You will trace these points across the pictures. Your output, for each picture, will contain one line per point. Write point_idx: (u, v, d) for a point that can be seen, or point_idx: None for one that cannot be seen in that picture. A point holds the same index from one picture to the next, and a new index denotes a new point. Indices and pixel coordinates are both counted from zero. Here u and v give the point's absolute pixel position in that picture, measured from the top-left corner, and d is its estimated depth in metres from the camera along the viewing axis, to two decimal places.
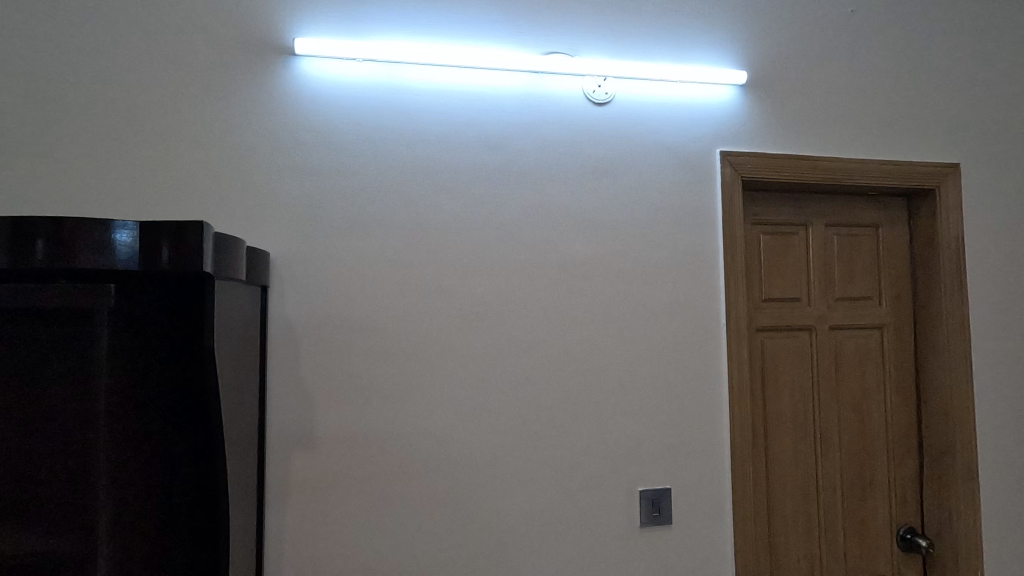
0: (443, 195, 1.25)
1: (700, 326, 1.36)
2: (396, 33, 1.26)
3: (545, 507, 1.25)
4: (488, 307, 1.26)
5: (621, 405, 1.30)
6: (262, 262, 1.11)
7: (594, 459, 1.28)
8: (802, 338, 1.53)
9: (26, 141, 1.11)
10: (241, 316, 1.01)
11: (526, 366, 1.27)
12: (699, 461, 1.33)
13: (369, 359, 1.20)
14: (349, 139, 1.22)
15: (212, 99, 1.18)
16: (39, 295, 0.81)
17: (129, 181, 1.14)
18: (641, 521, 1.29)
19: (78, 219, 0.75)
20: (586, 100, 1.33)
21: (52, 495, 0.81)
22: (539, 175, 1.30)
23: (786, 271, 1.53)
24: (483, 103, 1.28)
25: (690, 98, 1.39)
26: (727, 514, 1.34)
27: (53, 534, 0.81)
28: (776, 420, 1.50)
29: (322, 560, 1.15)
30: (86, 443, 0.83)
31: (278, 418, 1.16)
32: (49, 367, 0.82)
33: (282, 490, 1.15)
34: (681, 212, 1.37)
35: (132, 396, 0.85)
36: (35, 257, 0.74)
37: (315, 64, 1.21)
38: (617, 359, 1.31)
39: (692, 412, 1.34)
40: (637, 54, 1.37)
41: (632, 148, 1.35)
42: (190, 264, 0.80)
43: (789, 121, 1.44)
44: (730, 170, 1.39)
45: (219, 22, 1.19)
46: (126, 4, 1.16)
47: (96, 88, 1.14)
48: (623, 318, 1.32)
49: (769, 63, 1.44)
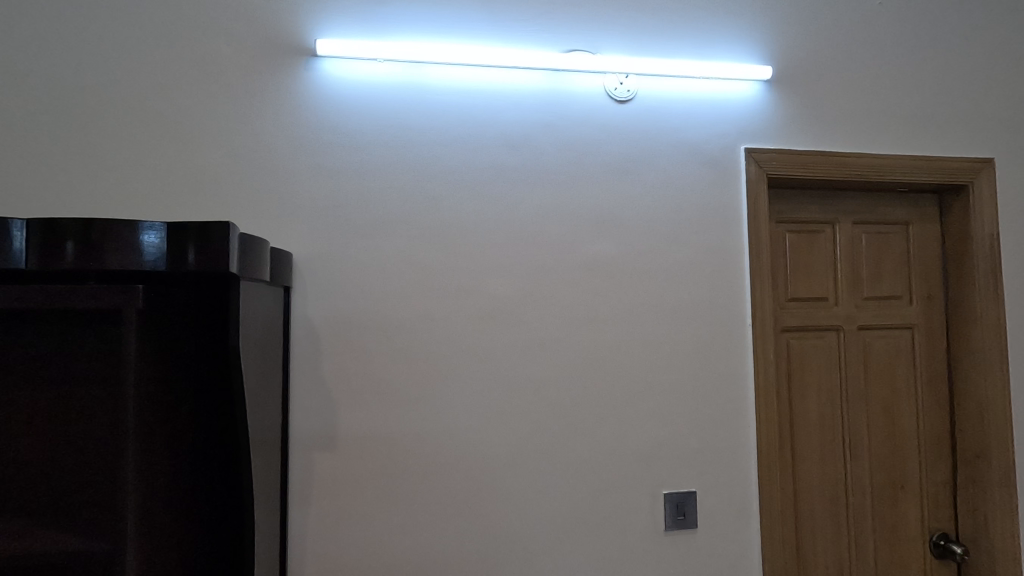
0: (464, 195, 1.25)
1: (725, 326, 1.33)
2: (416, 33, 1.25)
3: (568, 509, 1.24)
4: (509, 308, 1.25)
5: (645, 406, 1.28)
6: (285, 263, 1.11)
7: (617, 461, 1.26)
8: (830, 339, 1.49)
9: (55, 145, 1.13)
10: (264, 316, 1.02)
11: (548, 367, 1.25)
12: (725, 464, 1.31)
13: (391, 360, 1.20)
14: (370, 139, 1.22)
15: (235, 101, 1.19)
16: (68, 296, 0.81)
17: (155, 184, 1.15)
18: (666, 525, 1.27)
19: (107, 221, 0.75)
20: (608, 98, 1.32)
21: (83, 494, 0.82)
22: (561, 174, 1.29)
23: (813, 270, 1.49)
24: (504, 102, 1.27)
25: (713, 95, 1.36)
26: (754, 518, 1.31)
27: (84, 532, 0.82)
28: (804, 423, 1.46)
29: (345, 561, 1.15)
30: (115, 443, 0.83)
31: (301, 418, 1.16)
32: (79, 367, 0.83)
33: (305, 490, 1.15)
34: (705, 211, 1.35)
35: (159, 396, 0.86)
36: (65, 258, 0.75)
37: (336, 65, 1.21)
38: (640, 360, 1.29)
39: (717, 414, 1.31)
40: (659, 51, 1.35)
41: (655, 145, 1.33)
42: (216, 265, 0.80)
43: (816, 117, 1.41)
44: (755, 167, 1.37)
45: (241, 24, 1.19)
46: (151, 8, 1.17)
47: (123, 92, 1.16)
48: (646, 319, 1.30)
49: (794, 57, 1.41)
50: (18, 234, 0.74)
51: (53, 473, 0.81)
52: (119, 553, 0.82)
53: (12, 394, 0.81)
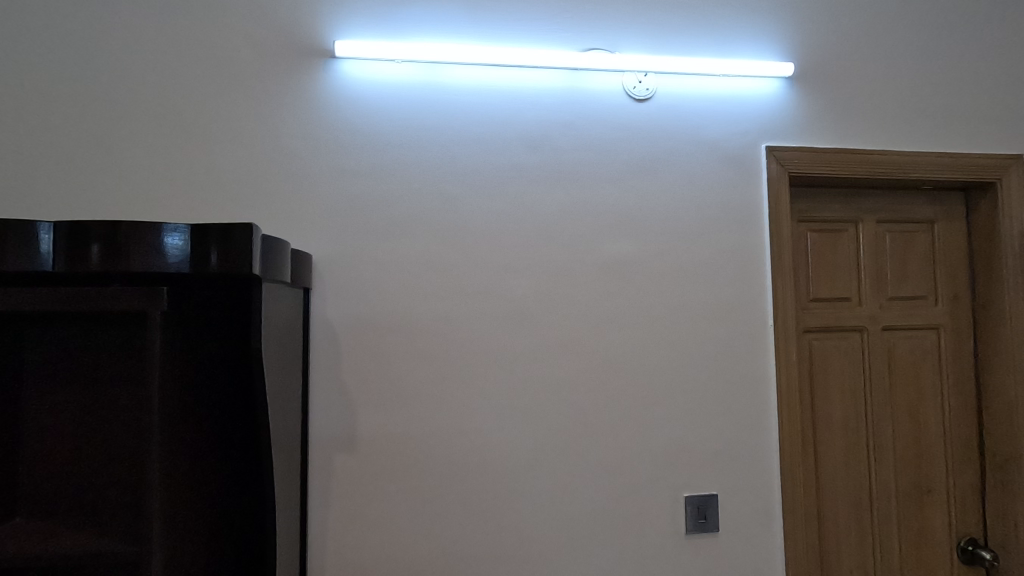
0: (482, 195, 1.24)
1: (747, 327, 1.31)
2: (434, 33, 1.25)
3: (588, 512, 1.22)
4: (528, 309, 1.24)
5: (665, 408, 1.27)
6: (305, 264, 1.11)
7: (637, 464, 1.25)
8: (854, 339, 1.47)
9: (79, 148, 1.14)
10: (285, 317, 1.02)
11: (568, 368, 1.24)
12: (747, 467, 1.29)
13: (410, 361, 1.20)
14: (389, 140, 1.22)
15: (254, 103, 1.19)
16: (95, 298, 0.80)
17: (177, 187, 1.16)
18: (687, 528, 1.25)
19: (131, 223, 0.76)
20: (626, 96, 1.30)
21: (107, 494, 0.82)
22: (579, 174, 1.27)
23: (835, 270, 1.47)
24: (522, 101, 1.26)
25: (733, 92, 1.34)
26: (777, 521, 1.29)
27: (108, 533, 0.82)
28: (827, 424, 1.44)
29: (364, 562, 1.15)
30: (139, 444, 0.83)
31: (321, 419, 1.16)
32: (105, 369, 0.84)
33: (324, 492, 1.15)
34: (726, 211, 1.33)
35: (182, 397, 0.85)
36: (91, 261, 0.75)
37: (354, 66, 1.21)
38: (660, 361, 1.27)
39: (739, 416, 1.29)
40: (678, 49, 1.34)
41: (675, 144, 1.31)
42: (239, 266, 0.80)
43: (838, 114, 1.39)
44: (776, 166, 1.35)
45: (260, 26, 1.20)
46: (172, 11, 1.18)
47: (145, 95, 1.17)
48: (667, 319, 1.28)
49: (816, 53, 1.39)
50: (46, 236, 0.75)
51: (83, 474, 0.82)
52: None
53: (43, 395, 0.82)
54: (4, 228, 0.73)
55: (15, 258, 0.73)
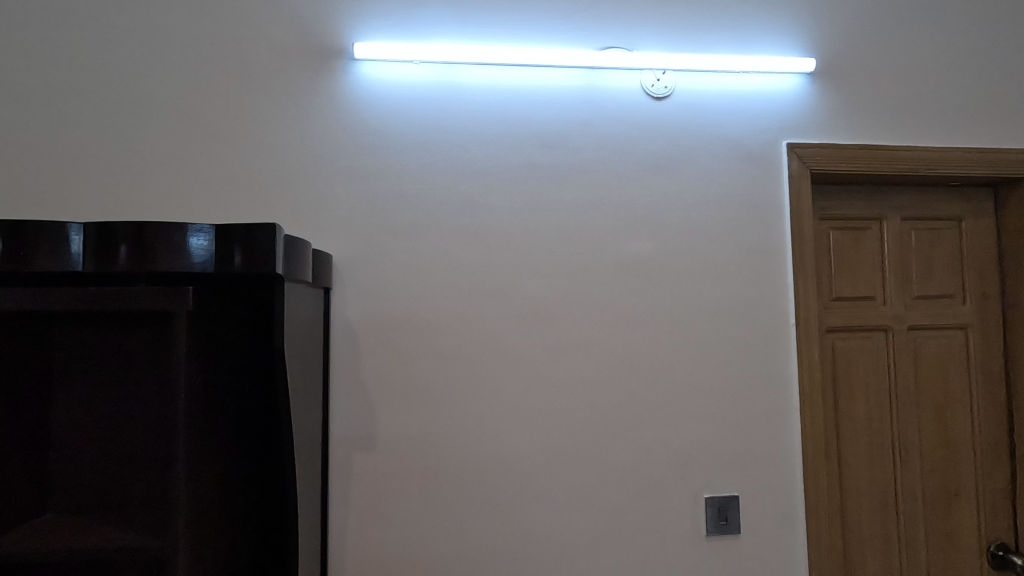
0: (500, 195, 1.24)
1: (768, 326, 1.30)
2: (451, 34, 1.25)
3: (607, 513, 1.22)
4: (546, 308, 1.24)
5: (685, 408, 1.26)
6: (325, 264, 1.13)
7: (657, 464, 1.24)
8: (878, 339, 1.44)
9: (105, 153, 1.17)
10: (306, 317, 1.03)
11: (586, 368, 1.24)
12: (768, 468, 1.27)
13: (429, 360, 1.20)
14: (406, 141, 1.23)
15: (275, 106, 1.20)
16: (124, 299, 0.84)
17: (199, 190, 1.18)
18: (707, 529, 1.24)
19: (157, 224, 0.77)
20: (644, 94, 1.29)
21: (132, 491, 0.84)
22: (597, 172, 1.27)
23: (859, 269, 1.44)
24: (538, 100, 1.26)
25: (753, 89, 1.33)
26: (799, 524, 1.27)
27: (134, 528, 0.84)
28: (850, 426, 1.41)
29: (383, 561, 1.16)
30: (166, 440, 0.85)
31: (340, 419, 1.17)
32: (131, 368, 0.85)
33: (344, 490, 1.16)
34: (746, 209, 1.31)
35: (207, 396, 0.87)
36: (118, 262, 0.77)
37: (372, 68, 1.22)
38: (680, 361, 1.26)
39: (760, 417, 1.28)
40: (697, 47, 1.32)
41: (694, 142, 1.30)
42: (262, 265, 0.81)
43: (861, 109, 1.36)
44: (798, 163, 1.33)
45: (280, 29, 1.21)
46: (194, 17, 1.20)
47: (168, 100, 1.19)
48: (686, 319, 1.27)
49: (837, 48, 1.36)
50: (76, 238, 0.77)
51: (107, 470, 0.84)
52: (168, 549, 0.84)
53: (72, 393, 0.84)
54: (36, 230, 0.75)
55: (46, 259, 0.75)
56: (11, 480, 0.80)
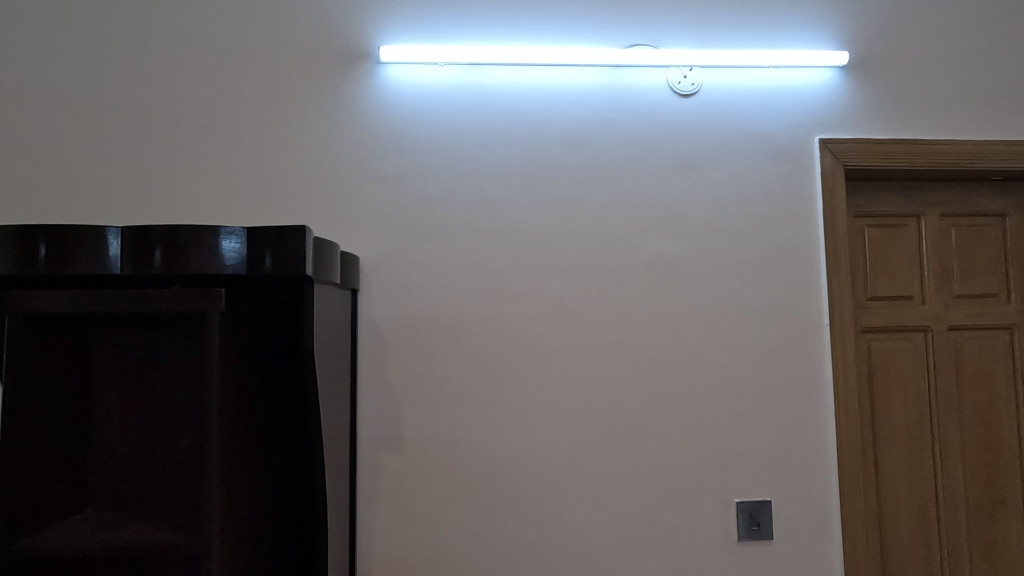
0: (525, 195, 1.23)
1: (801, 326, 1.26)
2: (476, 35, 1.25)
3: (636, 516, 1.20)
4: (572, 309, 1.22)
5: (714, 411, 1.23)
6: (353, 266, 1.14)
7: (687, 467, 1.22)
8: (916, 340, 1.39)
9: (141, 159, 1.20)
10: (334, 318, 1.04)
11: (613, 369, 1.22)
12: (802, 473, 1.24)
13: (455, 361, 1.20)
14: (431, 142, 1.23)
15: (302, 110, 1.22)
16: (158, 300, 0.83)
17: (229, 193, 1.20)
18: (739, 535, 1.21)
19: (190, 228, 0.79)
20: (671, 92, 1.28)
21: (168, 490, 0.85)
22: (623, 171, 1.25)
23: (895, 267, 1.40)
24: (563, 99, 1.26)
25: (783, 84, 1.30)
26: (835, 530, 1.23)
27: (170, 529, 0.84)
28: (888, 430, 1.37)
29: (411, 561, 1.16)
30: (200, 443, 0.84)
31: (368, 420, 1.18)
32: (167, 368, 0.87)
33: (372, 491, 1.16)
34: (777, 206, 1.28)
35: (241, 397, 0.88)
36: (153, 265, 0.79)
37: (398, 70, 1.23)
38: (709, 362, 1.24)
39: (793, 419, 1.25)
40: (724, 42, 1.30)
41: (722, 139, 1.28)
42: (292, 267, 0.82)
43: (897, 102, 1.32)
44: (830, 159, 1.29)
45: (307, 35, 1.23)
46: (224, 25, 1.23)
47: (199, 107, 1.21)
48: (715, 319, 1.25)
49: (871, 41, 1.32)
50: (114, 240, 0.79)
51: (142, 469, 0.85)
52: (204, 552, 0.82)
53: (108, 392, 0.86)
54: (77, 235, 0.77)
55: (85, 261, 0.77)
56: (55, 476, 0.83)
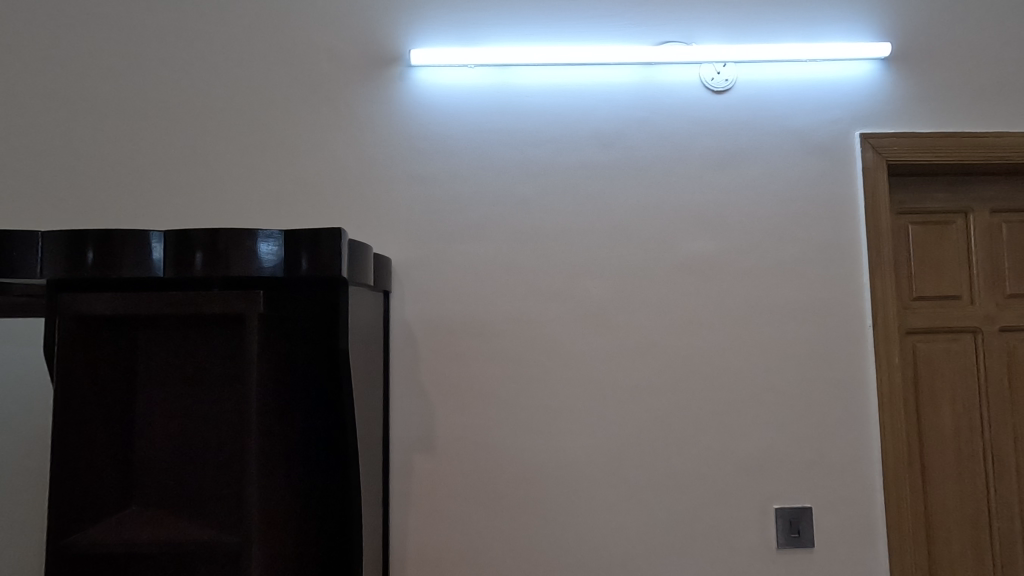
0: (556, 196, 1.23)
1: (842, 327, 1.22)
2: (506, 36, 1.25)
3: (671, 521, 1.18)
4: (604, 310, 1.21)
5: (751, 414, 1.20)
6: (385, 268, 1.15)
7: (723, 472, 1.19)
8: (965, 341, 1.33)
9: (180, 164, 1.23)
10: (367, 319, 1.05)
11: (646, 370, 1.20)
12: (844, 479, 1.19)
13: (486, 363, 1.20)
14: (462, 144, 1.23)
15: (335, 115, 1.24)
16: (200, 302, 0.85)
17: (264, 197, 1.22)
18: (778, 542, 1.18)
19: (229, 232, 0.80)
20: (704, 88, 1.25)
21: (209, 489, 0.87)
22: (656, 170, 1.23)
23: (942, 266, 1.34)
24: (594, 98, 1.24)
25: (821, 78, 1.26)
26: (880, 539, 1.18)
27: (209, 525, 0.85)
28: (935, 435, 1.31)
29: (443, 562, 1.16)
30: (240, 443, 0.85)
31: (400, 421, 1.18)
32: (208, 368, 0.89)
33: (405, 491, 1.17)
34: (816, 204, 1.24)
35: (279, 397, 0.89)
36: (194, 268, 0.80)
37: (428, 73, 1.24)
38: (745, 364, 1.21)
39: (835, 423, 1.20)
40: (759, 37, 1.27)
41: (757, 136, 1.25)
42: (328, 269, 0.83)
43: (943, 94, 1.27)
44: (872, 154, 1.25)
45: (339, 40, 1.25)
46: (259, 33, 1.25)
47: (236, 113, 1.24)
48: (751, 320, 1.22)
49: (914, 31, 1.28)
50: (157, 244, 0.81)
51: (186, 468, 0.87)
52: (244, 550, 0.82)
53: (151, 392, 0.89)
54: (123, 239, 0.79)
55: (130, 265, 0.79)
56: (101, 473, 0.85)
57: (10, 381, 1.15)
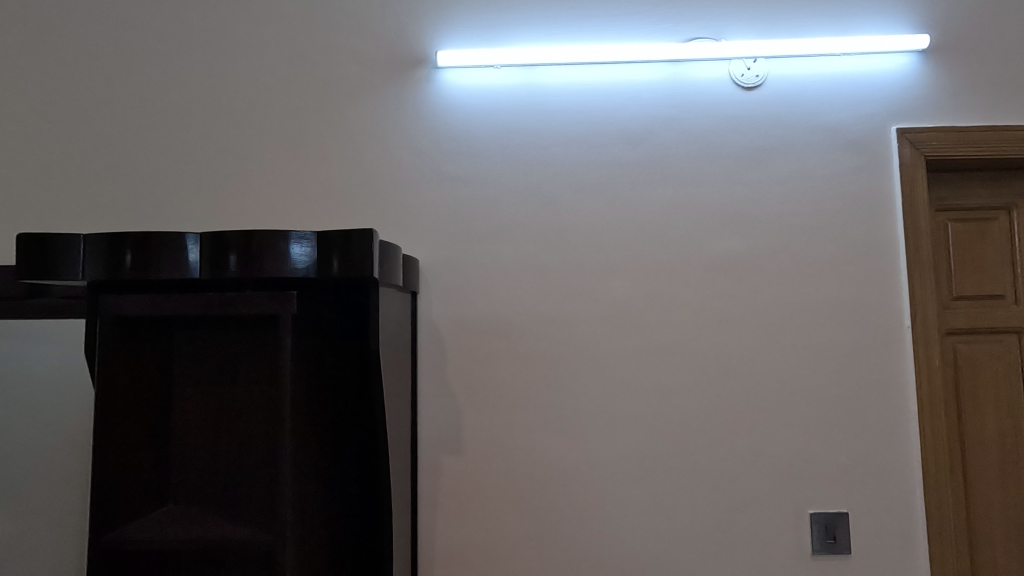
0: (583, 195, 1.22)
1: (879, 327, 1.19)
2: (532, 36, 1.25)
3: (702, 525, 1.16)
4: (632, 310, 1.20)
5: (783, 416, 1.17)
6: (413, 269, 1.15)
7: (756, 475, 1.16)
8: (1009, 342, 1.29)
9: (211, 167, 1.25)
10: (396, 319, 1.05)
11: (675, 371, 1.18)
12: (882, 483, 1.16)
13: (513, 363, 1.19)
14: (488, 144, 1.23)
15: (362, 117, 1.25)
16: (235, 304, 0.86)
17: (293, 199, 1.24)
18: (814, 548, 1.15)
19: (263, 234, 0.81)
20: (733, 84, 1.23)
21: (243, 487, 0.87)
22: (685, 169, 1.22)
23: (985, 264, 1.30)
24: (622, 96, 1.23)
25: (855, 72, 1.23)
26: (920, 546, 1.15)
27: (245, 522, 0.86)
28: (978, 439, 1.27)
29: (471, 562, 1.16)
30: (274, 440, 0.86)
31: (427, 420, 1.19)
32: (243, 368, 0.90)
33: (432, 491, 1.17)
34: (850, 201, 1.21)
35: (311, 397, 0.88)
36: (229, 270, 0.82)
37: (455, 74, 1.24)
38: (777, 364, 1.18)
39: (872, 426, 1.17)
40: (791, 31, 1.24)
41: (789, 132, 1.22)
42: (359, 270, 0.83)
43: (985, 86, 1.23)
44: (910, 149, 1.22)
45: (366, 42, 1.26)
46: (288, 37, 1.27)
47: (265, 116, 1.26)
48: (784, 320, 1.19)
49: (953, 22, 1.24)
50: (193, 246, 0.82)
51: (221, 465, 0.88)
52: (278, 547, 0.83)
53: (187, 392, 0.90)
54: (160, 242, 0.81)
55: (166, 267, 0.81)
56: (140, 472, 0.87)
57: (49, 378, 1.18)
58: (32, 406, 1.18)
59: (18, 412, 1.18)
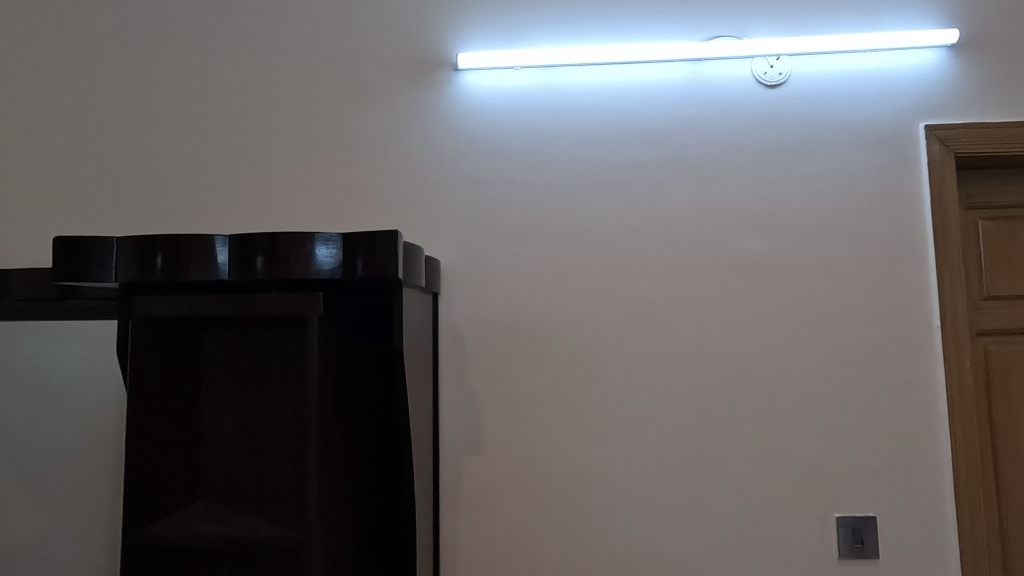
0: (604, 196, 1.21)
1: (906, 327, 1.17)
2: (552, 37, 1.25)
3: (725, 526, 1.14)
4: (653, 311, 1.19)
5: (809, 418, 1.16)
6: (434, 270, 1.16)
7: (780, 477, 1.15)
8: None
9: (235, 170, 1.28)
10: (418, 320, 1.06)
11: (697, 372, 1.17)
12: (911, 487, 1.14)
13: (534, 364, 1.19)
14: (508, 145, 1.23)
15: (383, 120, 1.26)
16: (262, 305, 0.88)
17: (316, 200, 1.25)
18: (842, 551, 1.13)
19: (289, 236, 0.83)
20: (756, 82, 1.22)
21: (269, 485, 0.88)
22: (707, 168, 1.21)
23: (1018, 263, 1.26)
24: (642, 96, 1.23)
25: (881, 68, 1.21)
26: (950, 551, 1.12)
27: (270, 520, 0.87)
28: (1010, 442, 1.24)
29: (493, 562, 1.16)
30: (300, 438, 0.88)
31: (449, 420, 1.19)
32: (269, 368, 0.91)
33: (453, 491, 1.17)
34: (877, 200, 1.19)
35: (336, 396, 0.90)
36: (256, 272, 0.83)
37: (476, 76, 1.25)
38: (802, 365, 1.17)
39: (899, 428, 1.15)
40: (815, 28, 1.22)
41: (813, 130, 1.21)
42: (383, 272, 0.83)
43: (1016, 81, 1.20)
44: (938, 146, 1.19)
45: (387, 45, 1.27)
46: (310, 40, 1.28)
47: (288, 120, 1.28)
48: (809, 320, 1.17)
49: (983, 16, 1.21)
50: (221, 249, 0.84)
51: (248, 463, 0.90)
52: (305, 543, 0.85)
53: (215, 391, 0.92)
54: (189, 245, 0.83)
55: (196, 270, 0.83)
56: (171, 470, 0.89)
57: (80, 378, 1.21)
58: (65, 405, 1.21)
59: (53, 410, 1.21)
